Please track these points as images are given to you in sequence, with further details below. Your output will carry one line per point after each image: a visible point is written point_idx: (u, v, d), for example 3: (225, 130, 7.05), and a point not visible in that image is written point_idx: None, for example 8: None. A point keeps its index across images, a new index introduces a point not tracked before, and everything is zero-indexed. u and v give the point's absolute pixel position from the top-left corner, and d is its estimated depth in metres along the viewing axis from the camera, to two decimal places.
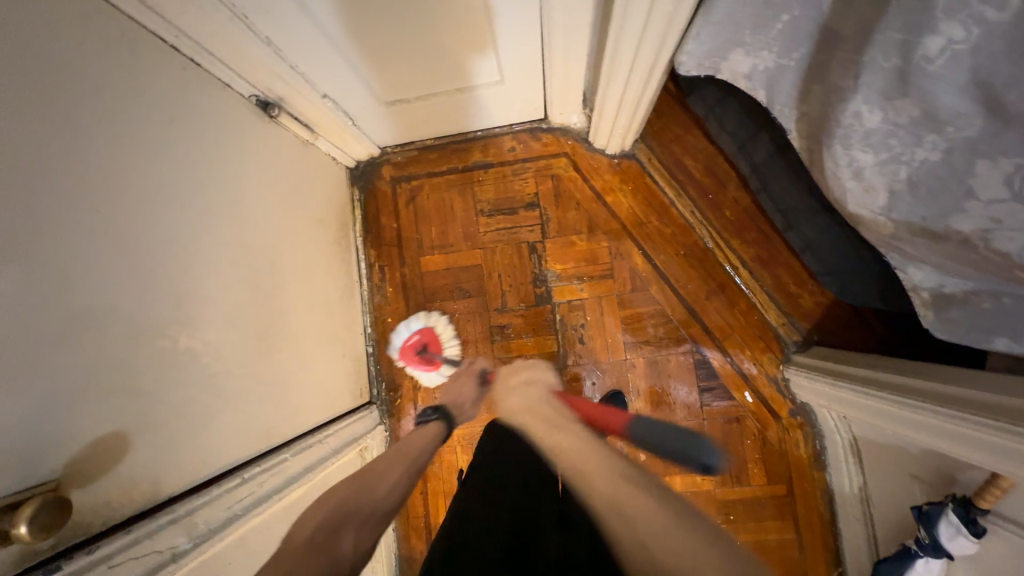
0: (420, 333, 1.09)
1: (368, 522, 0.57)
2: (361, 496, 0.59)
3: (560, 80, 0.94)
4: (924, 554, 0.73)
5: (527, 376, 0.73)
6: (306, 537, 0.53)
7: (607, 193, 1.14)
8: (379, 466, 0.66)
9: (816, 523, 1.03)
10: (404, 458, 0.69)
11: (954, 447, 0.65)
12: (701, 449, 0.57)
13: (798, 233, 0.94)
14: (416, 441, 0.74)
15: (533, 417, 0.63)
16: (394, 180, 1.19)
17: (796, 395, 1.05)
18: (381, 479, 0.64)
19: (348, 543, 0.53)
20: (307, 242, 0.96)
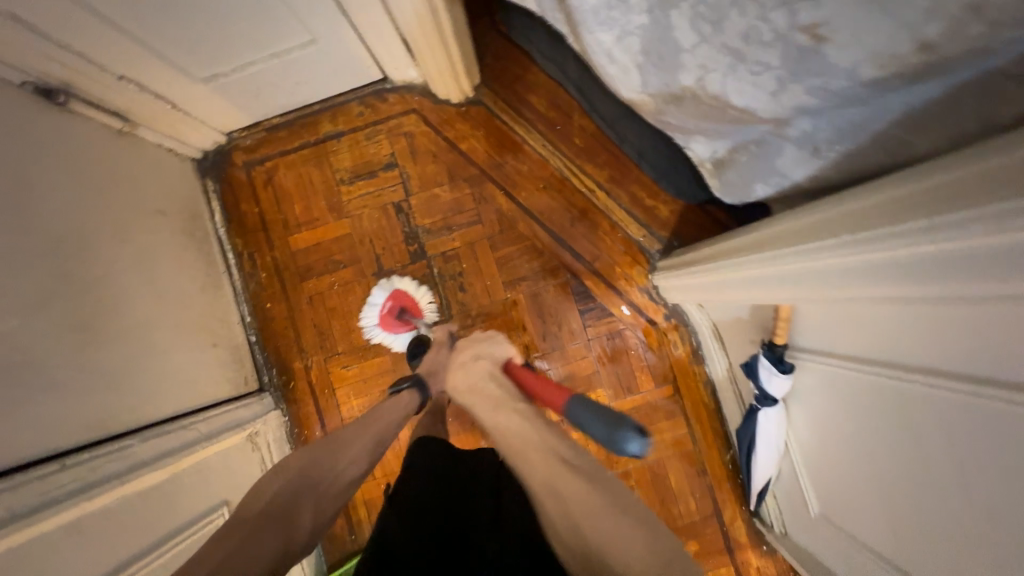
0: (392, 300, 1.10)
1: (328, 493, 0.64)
2: (311, 475, 0.64)
3: (373, 34, 0.94)
4: (762, 407, 0.80)
5: (476, 352, 0.79)
6: (260, 507, 0.59)
7: (461, 141, 1.16)
8: (350, 436, 0.70)
9: (704, 414, 1.10)
10: (374, 426, 0.73)
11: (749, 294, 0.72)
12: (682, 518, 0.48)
13: (629, 144, 0.99)
14: (388, 411, 0.78)
15: (483, 403, 0.69)
16: (246, 165, 1.17)
17: (666, 299, 1.11)
18: (339, 454, 0.67)
19: (307, 516, 0.60)
20: (145, 234, 0.92)
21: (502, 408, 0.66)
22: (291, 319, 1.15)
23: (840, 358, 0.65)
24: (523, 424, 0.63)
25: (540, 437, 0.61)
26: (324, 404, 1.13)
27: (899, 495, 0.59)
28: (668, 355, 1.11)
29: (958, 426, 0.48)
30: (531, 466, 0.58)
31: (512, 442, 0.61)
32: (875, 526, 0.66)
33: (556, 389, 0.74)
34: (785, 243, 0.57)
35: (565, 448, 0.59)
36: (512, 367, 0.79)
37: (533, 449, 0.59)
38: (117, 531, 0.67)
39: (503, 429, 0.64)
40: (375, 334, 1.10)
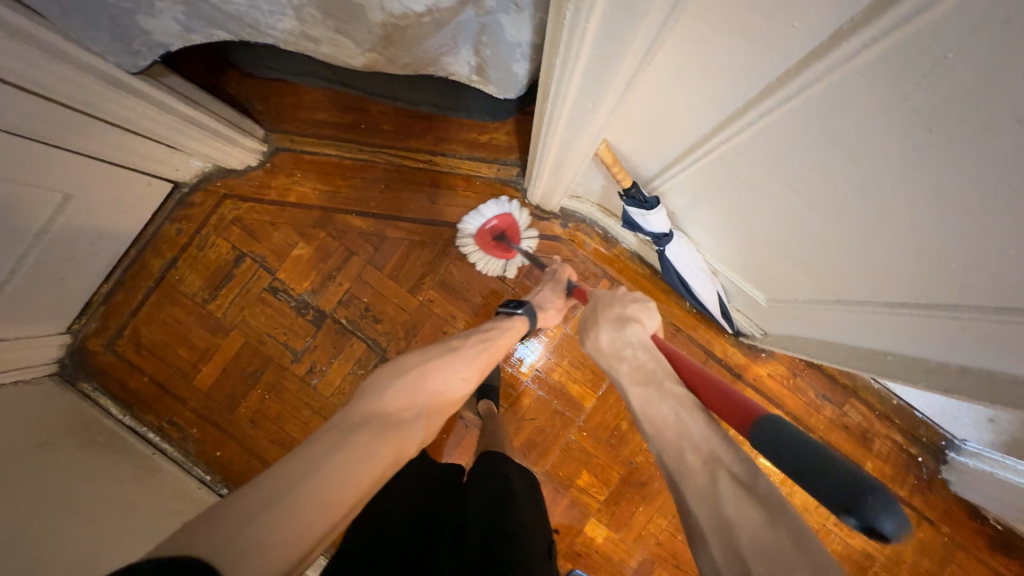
0: (498, 219, 1.07)
1: (432, 402, 0.71)
2: (422, 392, 0.70)
3: (126, 152, 0.88)
4: (665, 246, 0.83)
5: (621, 312, 0.73)
6: (374, 414, 0.64)
7: (288, 195, 1.11)
8: (462, 352, 0.77)
9: (647, 284, 1.12)
10: (486, 342, 0.81)
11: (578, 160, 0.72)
12: (864, 504, 0.38)
13: (422, 102, 0.98)
14: (496, 330, 0.85)
15: (631, 374, 0.65)
16: (108, 346, 1.09)
17: (552, 211, 1.11)
18: (457, 369, 0.75)
19: (410, 423, 0.66)
20: (43, 469, 0.85)
21: (653, 388, 0.61)
22: (246, 449, 1.10)
23: (678, 161, 0.66)
24: (681, 413, 0.57)
25: (700, 434, 0.55)
26: None
27: (803, 231, 0.61)
28: (586, 256, 1.12)
29: (794, 136, 0.49)
30: (692, 474, 0.54)
31: (667, 444, 0.57)
32: (808, 271, 0.68)
33: (701, 370, 0.60)
34: (551, 96, 0.57)
35: (731, 459, 0.53)
36: (662, 344, 0.68)
37: (690, 452, 0.55)
38: None
39: (665, 422, 0.58)
40: (470, 250, 1.09)
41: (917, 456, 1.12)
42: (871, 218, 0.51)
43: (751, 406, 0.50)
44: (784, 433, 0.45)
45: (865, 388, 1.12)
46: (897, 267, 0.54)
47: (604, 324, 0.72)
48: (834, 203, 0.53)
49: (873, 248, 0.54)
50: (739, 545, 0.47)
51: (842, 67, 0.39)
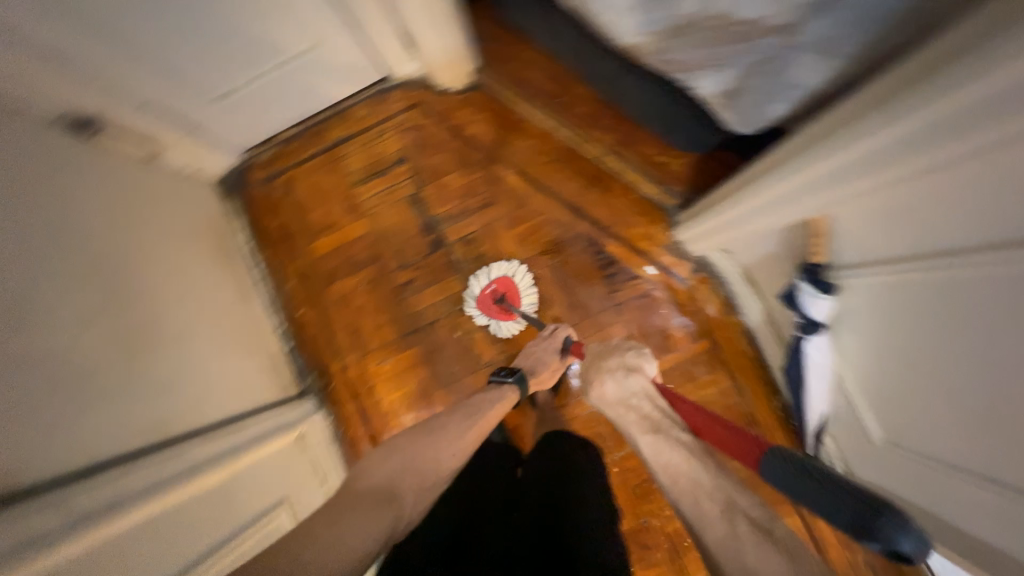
0: (498, 283, 1.11)
1: (429, 478, 0.72)
2: (415, 464, 0.72)
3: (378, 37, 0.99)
4: (808, 336, 0.77)
5: (626, 363, 0.81)
6: (367, 485, 0.67)
7: (467, 128, 1.18)
8: (448, 427, 0.79)
9: (745, 364, 1.08)
10: (473, 418, 0.83)
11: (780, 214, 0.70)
12: (884, 529, 0.42)
13: (627, 102, 1.00)
14: (489, 400, 0.89)
15: (639, 424, 0.72)
16: (264, 179, 1.21)
17: (691, 253, 1.10)
18: (448, 442, 0.77)
19: (409, 497, 0.68)
20: (180, 252, 0.96)
21: (661, 435, 0.68)
22: (322, 321, 1.17)
23: (877, 265, 0.63)
24: (692, 460, 0.63)
25: (713, 483, 0.60)
26: (365, 402, 1.15)
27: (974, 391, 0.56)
28: (700, 310, 1.10)
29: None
30: (711, 523, 0.57)
31: (681, 490, 0.61)
32: (955, 433, 0.61)
33: (700, 416, 0.67)
34: (825, 140, 0.56)
35: (744, 503, 0.58)
36: (661, 390, 0.77)
37: (706, 499, 0.59)
38: (189, 529, 0.69)
39: (679, 467, 0.63)
40: (472, 312, 1.11)
41: None
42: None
43: (751, 448, 0.56)
44: (792, 468, 0.51)
45: None
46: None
47: (607, 373, 0.80)
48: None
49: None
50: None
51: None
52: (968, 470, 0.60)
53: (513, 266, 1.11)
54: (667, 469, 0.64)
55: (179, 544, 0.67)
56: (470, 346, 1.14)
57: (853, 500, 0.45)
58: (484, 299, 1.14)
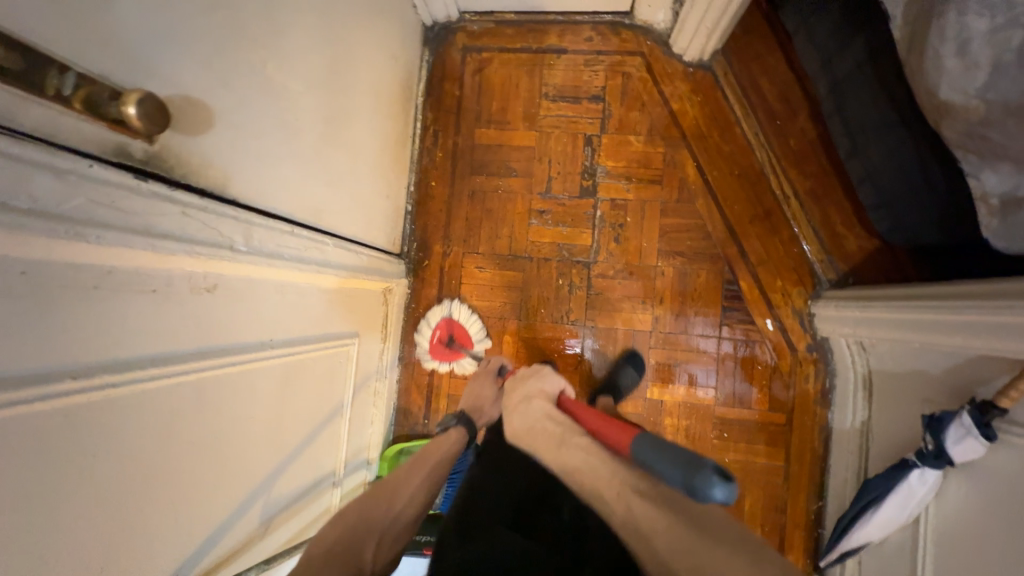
0: (441, 328, 1.13)
1: (389, 534, 0.65)
2: (363, 516, 0.65)
3: None
4: (923, 466, 0.74)
5: (526, 391, 0.77)
6: (326, 547, 0.59)
7: (676, 102, 1.13)
8: (399, 482, 0.73)
9: (806, 456, 1.05)
10: (423, 467, 0.77)
11: (978, 337, 0.67)
12: (700, 483, 0.46)
13: (862, 160, 0.92)
14: (438, 446, 0.83)
15: (542, 441, 0.67)
16: (465, 48, 1.19)
17: (818, 331, 1.05)
18: (398, 497, 0.70)
19: (371, 550, 0.61)
20: (380, 71, 0.96)
21: (562, 442, 0.64)
22: (447, 203, 1.18)
23: None
24: (588, 457, 0.60)
25: (607, 471, 0.58)
26: (445, 294, 1.16)
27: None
28: (793, 387, 1.06)
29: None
30: (610, 507, 0.55)
31: (581, 480, 0.59)
32: None
33: (598, 416, 0.67)
34: None
35: (636, 479, 0.56)
36: (566, 402, 0.75)
37: (606, 487, 0.57)
38: (298, 312, 0.72)
39: (579, 468, 0.60)
40: (430, 363, 1.12)
41: None
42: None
43: (627, 438, 0.58)
44: (650, 446, 0.52)
45: None
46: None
47: (513, 397, 0.78)
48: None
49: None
50: (666, 561, 0.48)
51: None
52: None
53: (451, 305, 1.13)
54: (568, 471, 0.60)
55: (287, 319, 0.69)
56: (565, 300, 1.13)
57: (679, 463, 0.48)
58: (602, 265, 1.13)
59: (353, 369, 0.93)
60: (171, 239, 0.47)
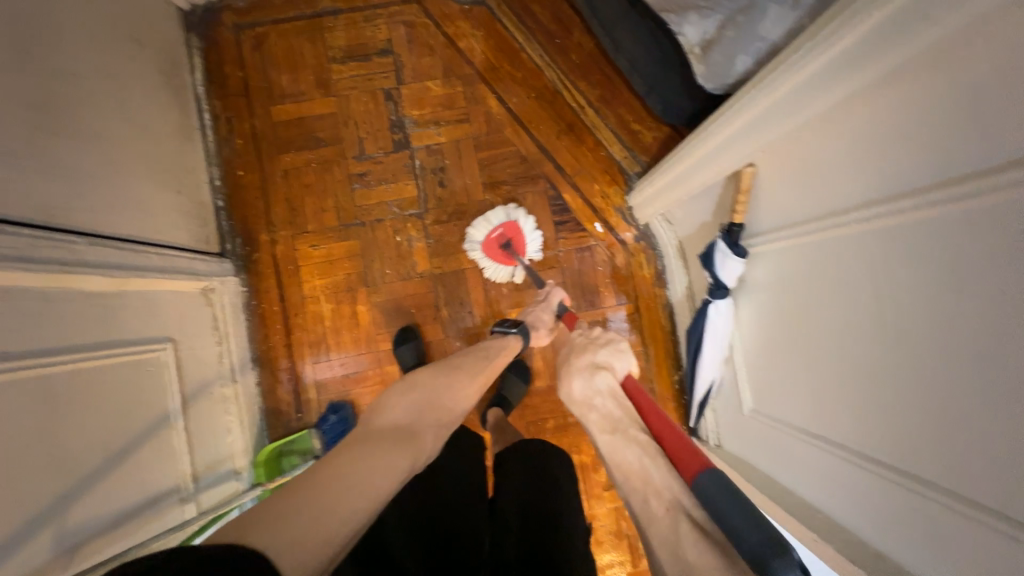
0: (504, 227, 1.10)
1: (443, 422, 0.70)
2: (432, 402, 0.71)
3: None
4: (714, 300, 0.84)
5: (595, 361, 0.73)
6: (381, 428, 0.63)
7: (461, 40, 1.15)
8: (460, 373, 0.78)
9: (658, 335, 1.14)
10: (487, 363, 0.83)
11: (715, 170, 0.75)
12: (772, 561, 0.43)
13: (623, 55, 1.00)
14: (493, 348, 0.88)
15: (599, 423, 0.65)
16: (236, 27, 1.13)
17: (638, 221, 1.14)
18: (459, 383, 0.76)
19: (428, 437, 0.65)
20: (119, 57, 0.88)
21: (619, 436, 0.62)
22: (262, 190, 1.12)
23: (784, 229, 0.69)
24: (645, 458, 0.57)
25: (662, 482, 0.54)
26: (285, 282, 1.12)
27: (829, 356, 0.64)
28: (632, 276, 1.15)
29: (888, 253, 0.52)
30: (657, 520, 0.52)
31: (631, 491, 0.56)
32: (807, 398, 0.71)
33: (662, 419, 0.61)
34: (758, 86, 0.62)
35: (691, 502, 0.52)
36: (627, 386, 0.70)
37: (655, 501, 0.53)
38: (46, 321, 0.65)
39: (630, 467, 0.58)
40: (477, 256, 1.10)
41: None
42: (892, 365, 0.53)
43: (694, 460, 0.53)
44: (719, 487, 0.48)
45: None
46: (874, 429, 0.57)
47: (574, 372, 0.73)
48: (875, 338, 0.55)
49: (868, 400, 0.58)
50: None
51: (957, 204, 0.42)
52: (807, 431, 0.71)
53: (510, 209, 1.10)
54: (618, 468, 0.59)
55: (27, 330, 0.62)
56: (408, 255, 1.13)
57: (744, 521, 0.45)
58: (434, 212, 1.13)
59: (176, 378, 0.86)
60: None
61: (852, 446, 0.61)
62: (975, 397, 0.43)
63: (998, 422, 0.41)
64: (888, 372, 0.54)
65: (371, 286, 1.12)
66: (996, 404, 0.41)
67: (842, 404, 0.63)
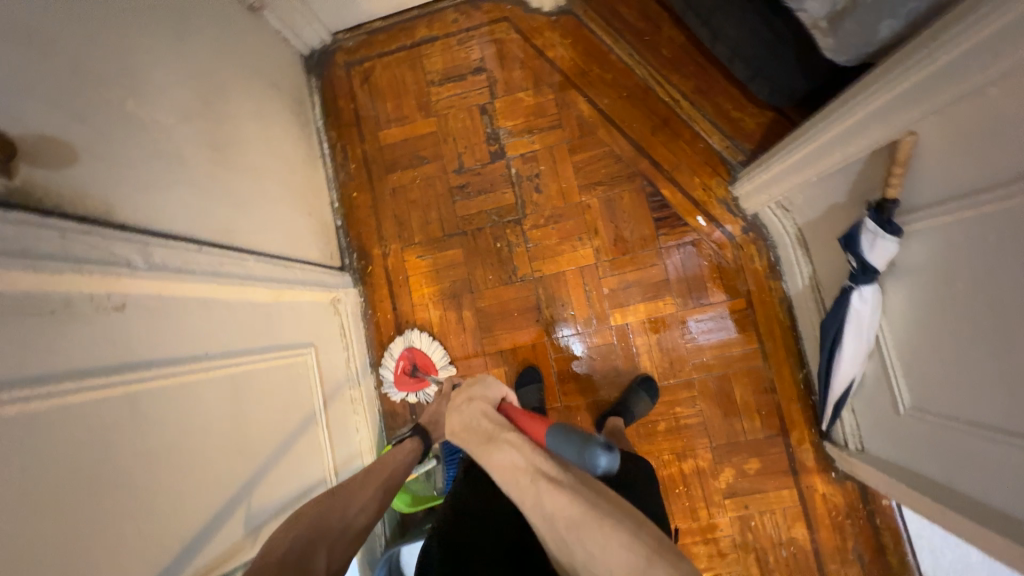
0: (403, 360, 1.14)
1: (342, 543, 0.63)
2: (321, 524, 0.64)
3: None
4: (857, 287, 0.77)
5: (471, 394, 0.71)
6: (277, 557, 0.57)
7: (550, 50, 1.19)
8: (349, 488, 0.72)
9: (777, 331, 1.07)
10: (380, 473, 0.78)
11: (861, 141, 0.70)
12: (592, 453, 0.55)
13: (723, 42, 0.96)
14: (393, 457, 0.83)
15: (474, 434, 0.64)
16: (346, 65, 1.26)
17: (746, 212, 1.09)
18: (350, 501, 0.69)
19: (322, 559, 0.59)
20: (263, 100, 1.01)
21: (491, 443, 0.62)
22: (374, 208, 1.22)
23: (948, 203, 0.62)
24: (514, 448, 0.59)
25: (523, 455, 0.59)
26: (397, 292, 1.19)
27: (1021, 340, 0.57)
28: (743, 270, 1.09)
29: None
30: (523, 494, 0.56)
31: (501, 472, 0.59)
32: (998, 392, 0.61)
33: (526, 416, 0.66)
34: (922, 49, 0.57)
35: (548, 465, 0.57)
36: (507, 407, 0.70)
37: (515, 475, 0.57)
38: (230, 326, 0.75)
39: (494, 455, 0.60)
40: (395, 395, 1.14)
41: None
42: None
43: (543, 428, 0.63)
44: (566, 432, 0.58)
45: None
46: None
47: (453, 408, 0.71)
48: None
49: None
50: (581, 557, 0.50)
51: None
52: (999, 432, 0.62)
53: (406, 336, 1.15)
54: (499, 462, 0.59)
55: (219, 333, 0.72)
56: (508, 260, 1.16)
57: (579, 436, 0.57)
58: (533, 218, 1.16)
59: (318, 379, 0.95)
60: (54, 259, 0.50)
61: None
62: None
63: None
64: None
65: (475, 292, 1.17)
66: None
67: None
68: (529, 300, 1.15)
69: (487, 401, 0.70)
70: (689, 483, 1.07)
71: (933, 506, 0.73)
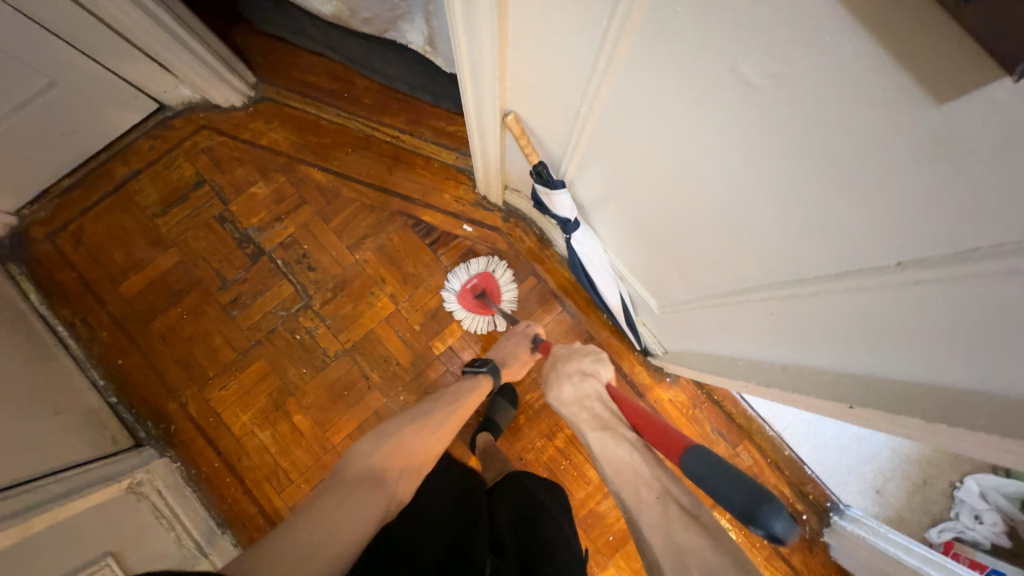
0: (477, 278, 1.14)
1: (414, 465, 0.73)
2: (402, 442, 0.75)
3: (151, 75, 1.06)
4: (572, 236, 0.90)
5: (583, 367, 0.82)
6: (362, 476, 0.67)
7: (262, 139, 1.19)
8: (429, 414, 0.82)
9: (570, 289, 1.18)
10: (448, 402, 0.87)
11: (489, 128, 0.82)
12: (763, 514, 0.49)
13: (398, 80, 1.06)
14: (462, 388, 0.92)
15: (590, 421, 0.75)
16: (48, 236, 1.13)
17: (498, 204, 1.19)
18: (422, 426, 0.79)
19: (397, 482, 0.69)
20: None
21: (609, 433, 0.71)
22: (149, 364, 1.10)
23: (570, 146, 0.73)
24: (635, 453, 0.66)
25: (651, 474, 0.63)
26: (214, 434, 1.08)
27: (658, 226, 0.69)
28: (521, 252, 1.19)
29: (622, 120, 0.57)
30: (647, 508, 0.60)
31: (623, 479, 0.64)
32: (675, 270, 0.74)
33: (641, 415, 0.69)
34: (461, 54, 0.66)
35: (678, 491, 0.61)
36: (612, 391, 0.79)
37: (646, 489, 0.62)
38: None
39: (619, 459, 0.67)
40: (454, 307, 1.13)
41: (802, 513, 1.14)
42: (682, 205, 0.59)
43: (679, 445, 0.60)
44: (716, 468, 0.55)
45: (760, 432, 1.15)
46: (723, 268, 0.60)
47: (562, 378, 0.82)
48: (667, 191, 0.60)
49: (698, 245, 0.62)
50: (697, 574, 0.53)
51: (617, 57, 0.49)
52: (693, 299, 0.74)
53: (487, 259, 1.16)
54: (610, 460, 0.67)
55: None
56: (314, 345, 1.13)
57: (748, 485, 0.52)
58: (318, 295, 1.14)
59: None
60: None
61: (721, 289, 0.64)
62: (728, 189, 0.48)
63: (762, 204, 0.45)
64: (689, 216, 0.59)
65: (295, 393, 1.11)
66: (737, 183, 0.47)
67: (698, 257, 0.64)
68: (353, 371, 1.12)
69: (599, 383, 0.81)
70: (569, 455, 1.13)
71: (704, 375, 0.85)
